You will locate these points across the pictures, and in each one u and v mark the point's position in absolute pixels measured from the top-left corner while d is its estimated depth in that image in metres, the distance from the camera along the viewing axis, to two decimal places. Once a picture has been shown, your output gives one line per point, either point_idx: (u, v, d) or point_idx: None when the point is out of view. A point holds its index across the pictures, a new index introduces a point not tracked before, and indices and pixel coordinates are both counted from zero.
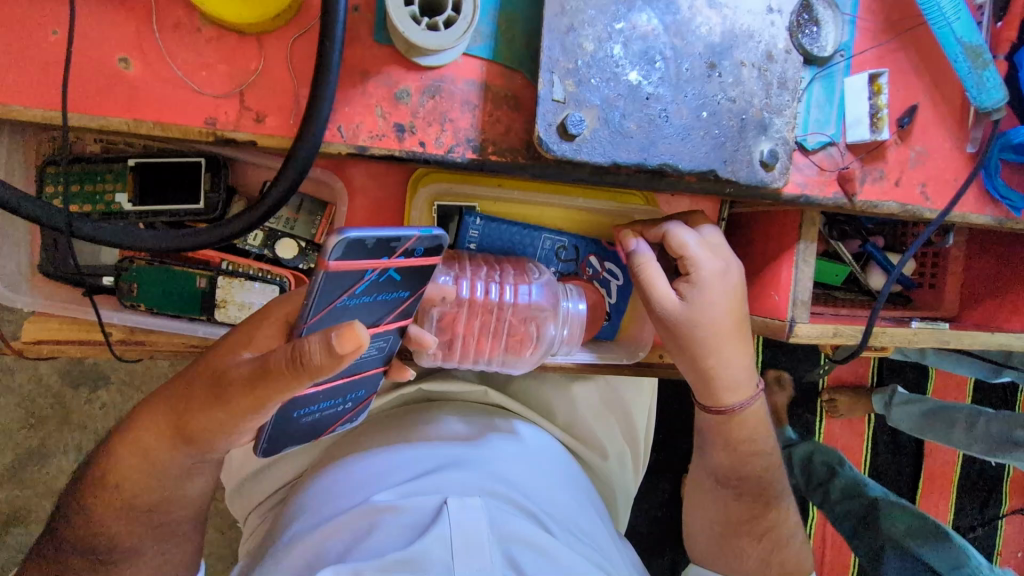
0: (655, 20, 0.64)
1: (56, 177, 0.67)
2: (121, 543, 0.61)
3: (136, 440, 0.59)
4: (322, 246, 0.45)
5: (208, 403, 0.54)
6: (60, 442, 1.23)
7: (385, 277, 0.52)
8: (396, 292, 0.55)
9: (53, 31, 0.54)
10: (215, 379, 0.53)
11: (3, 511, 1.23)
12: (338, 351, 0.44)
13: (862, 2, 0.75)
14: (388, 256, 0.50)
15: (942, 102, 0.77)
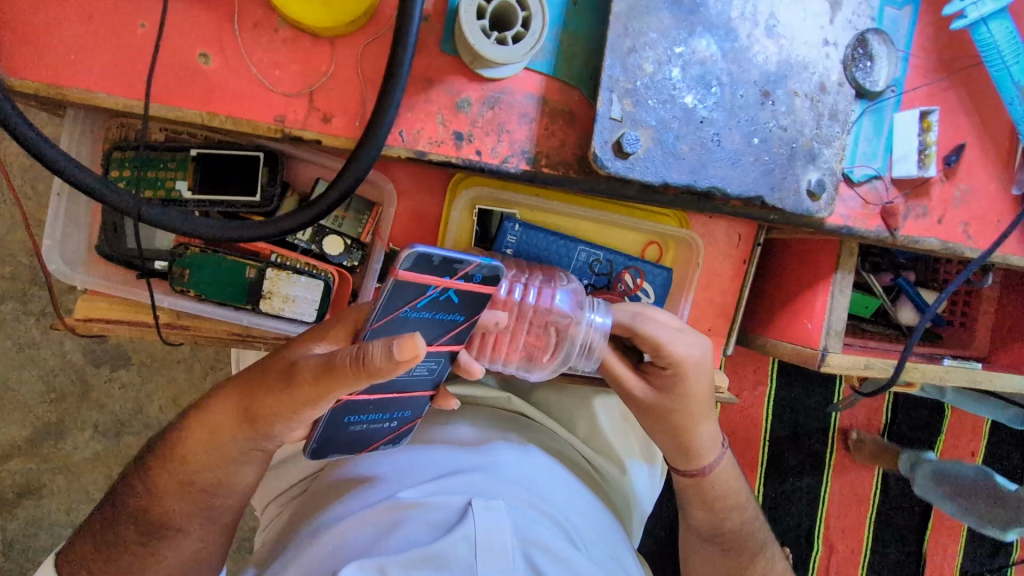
0: (714, 46, 0.65)
1: (121, 163, 0.69)
2: (168, 520, 0.63)
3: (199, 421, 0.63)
4: (395, 256, 0.50)
5: (275, 389, 0.56)
6: (79, 418, 1.25)
7: (445, 299, 0.55)
8: (452, 314, 0.58)
9: (140, 24, 0.56)
10: (286, 368, 0.56)
11: (19, 482, 1.25)
12: (396, 359, 0.46)
13: (917, 40, 0.75)
14: (450, 276, 0.54)
15: (990, 143, 0.78)
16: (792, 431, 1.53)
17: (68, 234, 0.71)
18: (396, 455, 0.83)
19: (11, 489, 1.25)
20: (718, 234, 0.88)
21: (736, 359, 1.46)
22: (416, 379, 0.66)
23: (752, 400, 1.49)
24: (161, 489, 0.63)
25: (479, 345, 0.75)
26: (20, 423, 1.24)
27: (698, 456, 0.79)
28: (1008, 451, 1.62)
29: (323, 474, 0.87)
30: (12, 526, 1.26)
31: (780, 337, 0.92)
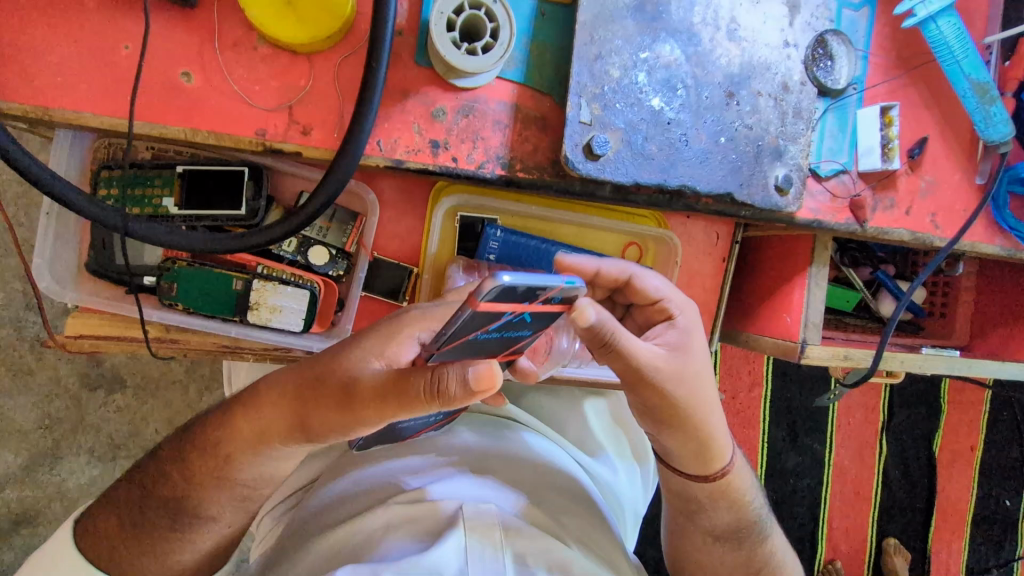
0: (678, 50, 0.67)
1: (109, 182, 0.71)
2: (161, 530, 0.65)
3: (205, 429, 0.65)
4: (478, 287, 0.42)
5: (334, 408, 0.56)
6: (74, 444, 1.26)
7: (520, 318, 0.50)
8: (520, 331, 0.54)
9: (124, 46, 0.59)
10: (340, 386, 0.55)
11: (14, 511, 1.25)
12: (479, 390, 0.48)
13: (875, 38, 0.78)
14: (530, 301, 0.48)
15: (951, 135, 0.80)
16: (788, 432, 1.54)
17: (58, 252, 0.73)
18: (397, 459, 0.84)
19: (6, 518, 1.25)
20: (696, 234, 0.90)
21: (727, 360, 1.48)
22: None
23: (747, 402, 1.50)
24: (163, 491, 0.65)
25: None
26: (14, 451, 1.24)
27: (721, 451, 0.72)
28: (1002, 441, 1.63)
29: (319, 480, 0.87)
30: (8, 556, 1.26)
31: (762, 332, 0.93)
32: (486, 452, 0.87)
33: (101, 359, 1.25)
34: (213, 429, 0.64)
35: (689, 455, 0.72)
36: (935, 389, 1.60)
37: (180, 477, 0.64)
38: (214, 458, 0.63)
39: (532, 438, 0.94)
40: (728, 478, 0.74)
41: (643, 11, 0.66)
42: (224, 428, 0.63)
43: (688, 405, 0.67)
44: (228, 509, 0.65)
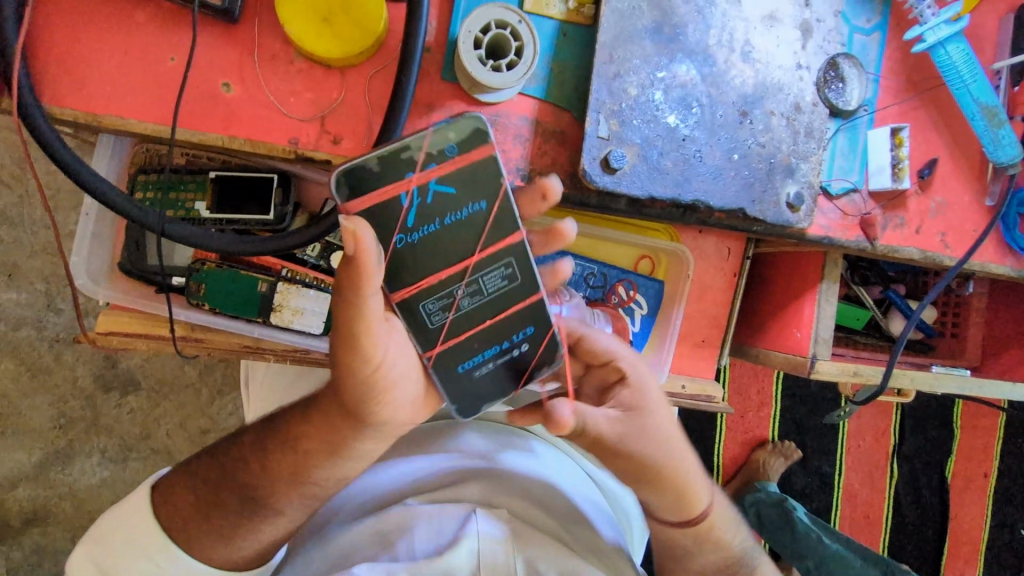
0: (693, 70, 0.70)
1: (145, 185, 0.75)
2: (234, 516, 0.66)
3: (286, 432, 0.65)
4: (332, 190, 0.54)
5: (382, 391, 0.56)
6: (87, 444, 1.28)
7: (430, 195, 0.56)
8: (450, 153, 0.56)
9: (171, 57, 0.62)
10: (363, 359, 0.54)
11: (26, 509, 1.27)
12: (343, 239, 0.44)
13: (886, 62, 0.80)
14: (413, 170, 0.55)
15: (961, 157, 0.82)
16: (798, 452, 1.53)
17: (94, 252, 0.76)
18: (413, 461, 0.85)
19: (18, 515, 1.27)
20: (709, 249, 0.92)
21: (737, 378, 1.48)
22: (502, 295, 0.62)
23: (756, 421, 1.50)
24: (240, 489, 0.66)
25: None
26: (29, 448, 1.27)
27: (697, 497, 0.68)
28: (1014, 466, 1.61)
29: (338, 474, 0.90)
30: (17, 553, 1.28)
31: (772, 347, 0.94)
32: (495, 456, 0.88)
33: (117, 360, 1.28)
34: (293, 421, 0.64)
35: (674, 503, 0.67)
36: (946, 412, 1.59)
37: (255, 469, 0.66)
38: (292, 467, 0.64)
39: (540, 445, 0.96)
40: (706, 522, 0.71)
41: (661, 32, 0.69)
42: (303, 428, 0.63)
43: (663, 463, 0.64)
44: (297, 505, 0.66)
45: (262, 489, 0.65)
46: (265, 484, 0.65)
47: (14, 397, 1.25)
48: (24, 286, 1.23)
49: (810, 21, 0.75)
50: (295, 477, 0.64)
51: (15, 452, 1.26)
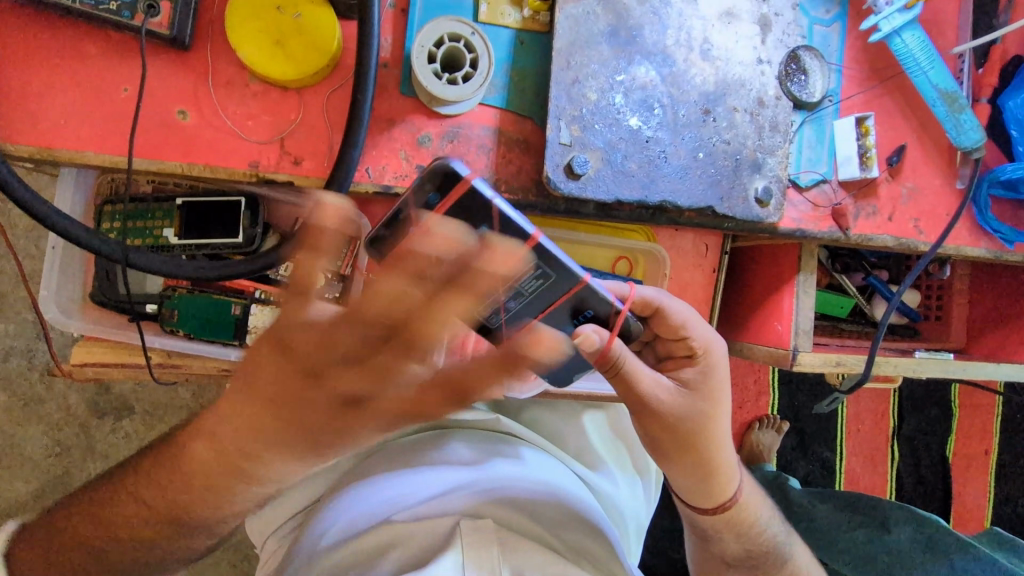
0: (653, 71, 0.70)
1: (112, 216, 0.75)
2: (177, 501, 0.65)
3: (180, 454, 0.64)
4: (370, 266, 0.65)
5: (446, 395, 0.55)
6: (84, 472, 1.27)
7: None
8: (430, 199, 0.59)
9: (124, 87, 0.62)
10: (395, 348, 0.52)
11: None
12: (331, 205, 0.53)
13: (848, 52, 0.80)
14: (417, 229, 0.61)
15: (929, 143, 0.82)
16: (797, 441, 1.53)
17: (64, 284, 0.76)
18: (403, 474, 0.86)
19: None
20: (685, 246, 0.92)
21: (731, 371, 1.47)
22: (544, 288, 0.65)
23: (755, 412, 1.49)
24: (150, 511, 0.66)
25: None
26: (26, 479, 1.26)
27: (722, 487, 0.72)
28: (1012, 443, 1.61)
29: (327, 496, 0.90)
30: None
31: (755, 341, 0.94)
32: (482, 464, 0.88)
33: (109, 387, 1.28)
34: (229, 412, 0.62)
35: (701, 488, 0.73)
36: (941, 392, 1.59)
37: (152, 490, 0.66)
38: (193, 487, 0.64)
39: (528, 451, 0.96)
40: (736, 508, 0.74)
41: (617, 36, 0.69)
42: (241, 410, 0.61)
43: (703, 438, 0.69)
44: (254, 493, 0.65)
45: (173, 514, 0.66)
46: (174, 508, 0.66)
47: (7, 429, 1.25)
48: (10, 317, 1.23)
49: (768, 15, 0.74)
50: (197, 493, 0.64)
51: (10, 485, 1.25)
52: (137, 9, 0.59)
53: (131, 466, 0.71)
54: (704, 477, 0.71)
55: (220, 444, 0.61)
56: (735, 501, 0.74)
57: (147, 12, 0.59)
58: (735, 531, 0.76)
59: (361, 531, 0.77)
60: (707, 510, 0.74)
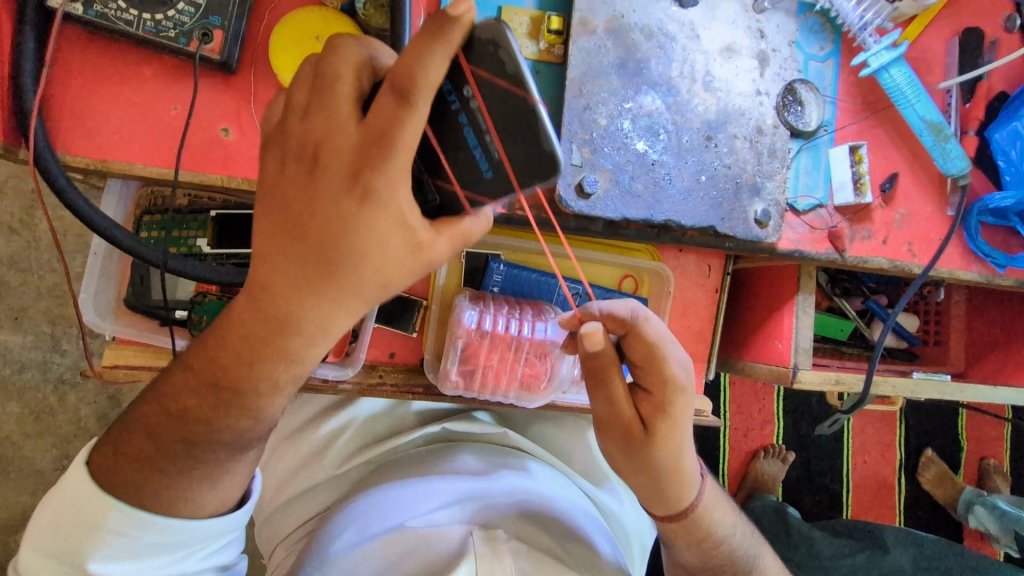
0: (659, 100, 0.75)
1: (149, 225, 0.79)
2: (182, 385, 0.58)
3: (179, 363, 0.58)
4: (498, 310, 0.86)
5: (370, 161, 0.46)
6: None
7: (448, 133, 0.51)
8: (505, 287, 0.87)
9: (174, 107, 0.67)
10: (300, 152, 0.49)
11: None
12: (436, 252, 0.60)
13: (842, 86, 0.86)
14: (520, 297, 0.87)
15: (920, 171, 0.86)
16: (803, 470, 1.53)
17: (101, 289, 0.81)
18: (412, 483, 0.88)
19: None
20: (690, 267, 0.96)
21: (735, 395, 1.49)
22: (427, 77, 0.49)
23: (760, 439, 1.50)
24: (158, 437, 0.58)
25: (479, 377, 0.85)
26: (32, 491, 1.28)
27: (678, 491, 0.70)
28: (1019, 475, 1.61)
29: (337, 505, 0.92)
30: None
31: (756, 359, 0.97)
32: (487, 475, 0.90)
33: (121, 399, 1.31)
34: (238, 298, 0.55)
35: (652, 493, 0.71)
36: (944, 423, 1.60)
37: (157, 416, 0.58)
38: (183, 385, 0.57)
39: (533, 463, 0.98)
40: (694, 513, 0.72)
41: (626, 67, 0.75)
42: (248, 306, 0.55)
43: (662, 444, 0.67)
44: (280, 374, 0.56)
45: (180, 432, 0.57)
46: (176, 424, 0.57)
47: (19, 439, 1.28)
48: (31, 328, 1.28)
49: (766, 51, 0.80)
50: (189, 395, 0.57)
51: (18, 496, 1.28)
52: (193, 37, 0.65)
53: (134, 399, 0.61)
54: (655, 483, 0.70)
55: (205, 346, 0.57)
56: (693, 508, 0.72)
57: (202, 40, 0.65)
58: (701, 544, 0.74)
59: (373, 539, 0.79)
60: (659, 518, 0.73)
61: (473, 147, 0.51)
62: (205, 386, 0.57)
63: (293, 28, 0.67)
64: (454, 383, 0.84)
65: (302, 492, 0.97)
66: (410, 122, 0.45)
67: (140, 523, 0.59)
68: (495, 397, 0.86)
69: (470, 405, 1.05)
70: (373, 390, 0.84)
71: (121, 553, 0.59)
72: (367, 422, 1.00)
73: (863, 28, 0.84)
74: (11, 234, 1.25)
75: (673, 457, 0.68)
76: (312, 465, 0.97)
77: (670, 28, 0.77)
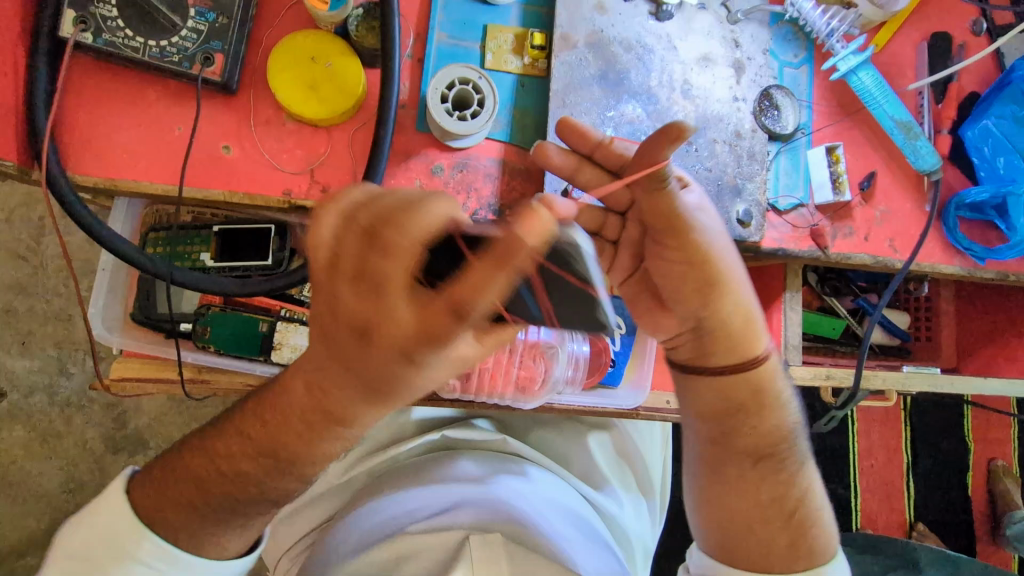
0: (639, 109, 0.79)
1: (154, 241, 0.83)
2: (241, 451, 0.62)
3: (234, 428, 0.63)
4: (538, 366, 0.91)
5: (420, 346, 0.47)
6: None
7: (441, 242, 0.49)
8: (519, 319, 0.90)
9: (178, 127, 0.71)
10: (348, 319, 0.48)
11: None
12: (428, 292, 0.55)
13: (816, 90, 0.89)
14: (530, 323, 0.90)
15: (897, 169, 0.89)
16: None
17: (108, 304, 0.84)
18: (411, 490, 0.89)
19: None
20: None
21: None
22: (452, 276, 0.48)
23: None
24: (203, 489, 0.63)
25: (477, 381, 0.87)
26: (38, 516, 1.30)
27: (746, 335, 0.67)
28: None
29: (340, 513, 0.94)
30: None
31: None
32: (486, 480, 0.92)
33: (126, 421, 1.33)
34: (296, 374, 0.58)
35: (706, 343, 0.68)
36: (946, 423, 1.60)
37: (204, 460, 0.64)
38: (239, 452, 0.62)
39: (532, 468, 0.99)
40: (762, 370, 0.68)
41: (607, 78, 0.78)
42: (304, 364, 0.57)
43: (718, 264, 0.64)
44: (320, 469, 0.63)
45: (224, 489, 0.63)
46: (226, 480, 0.63)
47: (26, 463, 1.30)
48: (37, 353, 1.31)
49: (741, 59, 0.84)
50: (246, 460, 0.62)
51: (25, 521, 1.30)
52: (195, 61, 0.69)
53: (183, 448, 0.66)
54: (705, 349, 0.68)
55: (265, 419, 0.61)
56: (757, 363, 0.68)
57: (203, 63, 0.69)
58: (757, 442, 0.68)
59: (374, 544, 0.81)
60: (713, 371, 0.68)
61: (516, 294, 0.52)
62: (259, 453, 0.62)
63: (290, 49, 0.71)
64: (451, 388, 0.86)
65: (305, 502, 0.99)
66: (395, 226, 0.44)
67: (169, 560, 0.63)
68: (492, 400, 0.89)
69: (469, 413, 1.07)
70: None
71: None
72: (369, 431, 1.03)
73: (830, 34, 0.88)
74: (19, 261, 1.29)
75: (730, 309, 0.66)
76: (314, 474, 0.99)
77: (648, 40, 0.81)
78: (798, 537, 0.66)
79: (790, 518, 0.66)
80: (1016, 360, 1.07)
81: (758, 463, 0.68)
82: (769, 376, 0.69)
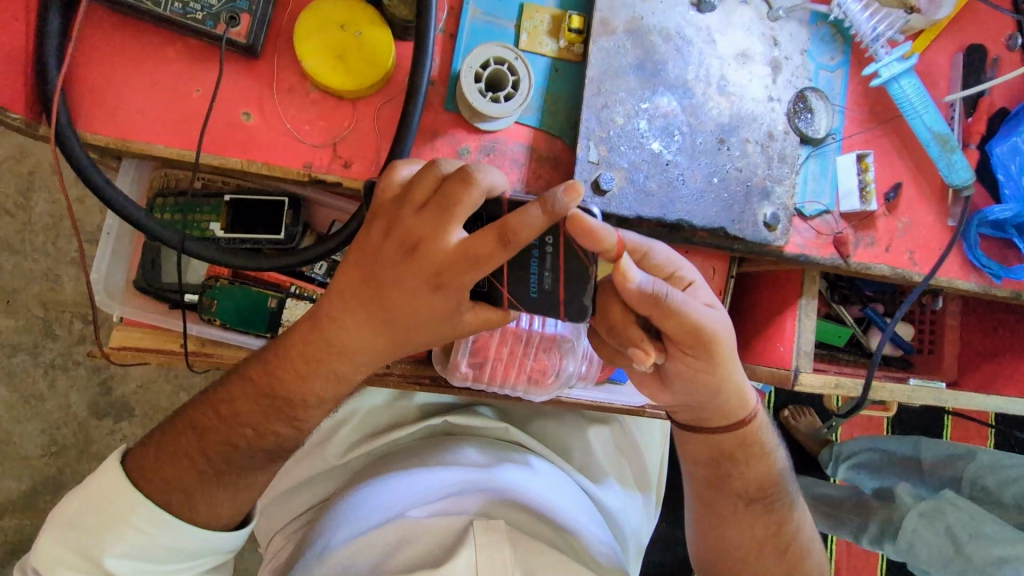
0: (674, 102, 0.77)
1: (162, 207, 0.79)
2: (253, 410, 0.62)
3: (238, 374, 0.63)
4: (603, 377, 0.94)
5: (460, 271, 0.49)
6: (77, 473, 1.28)
7: (534, 289, 0.52)
8: None
9: (196, 89, 0.67)
10: (403, 238, 0.50)
11: (10, 540, 1.27)
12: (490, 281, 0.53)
13: (850, 95, 0.88)
14: None
15: (924, 181, 0.89)
16: None
17: (111, 269, 0.80)
18: (413, 475, 0.87)
19: (3, 547, 1.26)
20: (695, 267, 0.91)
21: None
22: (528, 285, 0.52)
23: None
24: (204, 440, 0.63)
25: (490, 372, 0.87)
26: (18, 478, 1.27)
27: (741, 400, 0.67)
28: None
29: (337, 495, 0.92)
30: None
31: (756, 361, 0.98)
32: (489, 468, 0.90)
33: (112, 388, 1.30)
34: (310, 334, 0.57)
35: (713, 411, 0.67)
36: (932, 431, 1.62)
37: (214, 419, 0.63)
38: (240, 395, 0.62)
39: (535, 459, 0.97)
40: (754, 423, 0.70)
41: (644, 68, 0.76)
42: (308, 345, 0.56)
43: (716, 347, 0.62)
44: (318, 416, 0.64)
45: (232, 437, 0.63)
46: (228, 426, 0.62)
47: (5, 424, 1.26)
48: (21, 312, 1.26)
49: (779, 58, 0.82)
50: (246, 402, 0.62)
51: (3, 482, 1.26)
52: (220, 20, 0.65)
53: (177, 415, 0.66)
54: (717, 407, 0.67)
55: (268, 363, 0.61)
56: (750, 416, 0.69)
57: (229, 23, 0.65)
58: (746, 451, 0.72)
59: (374, 527, 0.79)
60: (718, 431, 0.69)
61: (530, 272, 0.51)
62: (259, 395, 0.61)
63: (320, 15, 0.68)
64: (463, 375, 0.86)
65: (300, 482, 0.96)
66: (502, 259, 0.48)
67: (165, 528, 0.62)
68: (503, 391, 0.88)
69: (472, 400, 1.04)
70: (382, 380, 0.84)
71: (138, 551, 0.62)
72: (370, 414, 0.99)
73: (875, 39, 0.86)
74: (6, 217, 1.24)
75: (731, 397, 0.65)
76: (313, 455, 0.96)
77: (688, 31, 0.78)
78: (787, 562, 0.73)
79: (783, 547, 0.73)
80: (1014, 378, 1.08)
81: (749, 501, 0.73)
82: (752, 434, 0.71)
